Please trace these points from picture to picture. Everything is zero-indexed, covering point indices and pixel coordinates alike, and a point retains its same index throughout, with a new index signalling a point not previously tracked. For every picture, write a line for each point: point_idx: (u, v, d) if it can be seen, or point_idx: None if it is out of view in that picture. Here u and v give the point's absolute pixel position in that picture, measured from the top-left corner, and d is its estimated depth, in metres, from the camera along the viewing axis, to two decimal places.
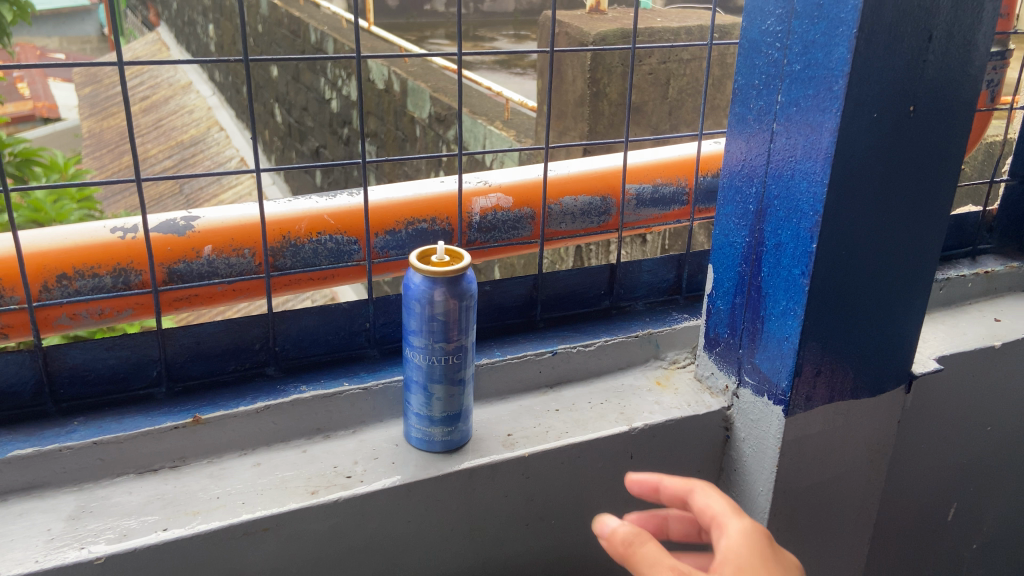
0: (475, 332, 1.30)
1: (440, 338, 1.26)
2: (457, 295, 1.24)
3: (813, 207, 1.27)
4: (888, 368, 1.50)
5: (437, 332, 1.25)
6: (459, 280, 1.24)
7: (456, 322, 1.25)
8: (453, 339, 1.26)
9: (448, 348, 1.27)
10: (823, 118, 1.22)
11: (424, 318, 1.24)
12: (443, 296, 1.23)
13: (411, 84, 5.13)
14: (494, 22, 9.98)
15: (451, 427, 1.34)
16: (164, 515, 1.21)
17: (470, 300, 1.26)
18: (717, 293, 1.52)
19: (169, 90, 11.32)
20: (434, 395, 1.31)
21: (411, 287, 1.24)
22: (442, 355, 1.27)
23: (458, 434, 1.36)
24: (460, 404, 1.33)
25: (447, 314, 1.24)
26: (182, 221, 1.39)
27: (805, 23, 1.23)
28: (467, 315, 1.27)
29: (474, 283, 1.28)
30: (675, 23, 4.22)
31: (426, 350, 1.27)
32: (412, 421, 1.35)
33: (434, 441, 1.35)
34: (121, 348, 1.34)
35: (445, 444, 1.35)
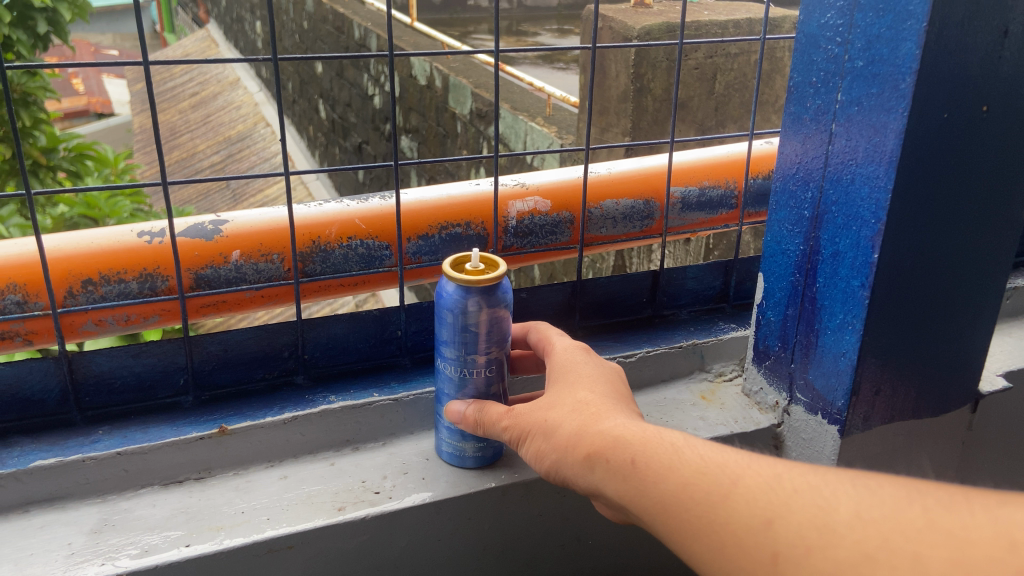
0: (509, 342, 1.23)
1: (474, 350, 1.20)
2: (491, 305, 1.17)
3: (875, 214, 1.18)
4: (954, 385, 1.40)
5: (468, 344, 1.19)
6: (493, 290, 1.17)
7: (490, 333, 1.19)
8: (487, 351, 1.20)
9: (481, 360, 1.21)
10: (888, 118, 1.13)
11: (457, 329, 1.18)
12: (476, 307, 1.17)
13: (453, 80, 5.08)
14: (539, 17, 9.90)
15: (484, 442, 1.28)
16: (187, 529, 1.17)
17: (504, 310, 1.20)
18: (768, 303, 1.43)
19: (218, 86, 11.44)
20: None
21: (443, 296, 1.18)
22: (476, 367, 1.21)
23: (490, 449, 1.29)
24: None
25: (481, 325, 1.18)
26: (210, 224, 1.35)
27: (869, 17, 1.14)
28: (502, 326, 1.20)
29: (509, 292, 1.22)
30: (723, 16, 4.10)
31: (458, 362, 1.21)
32: (442, 435, 1.29)
33: (465, 458, 1.29)
34: (148, 355, 1.30)
35: (478, 461, 1.29)
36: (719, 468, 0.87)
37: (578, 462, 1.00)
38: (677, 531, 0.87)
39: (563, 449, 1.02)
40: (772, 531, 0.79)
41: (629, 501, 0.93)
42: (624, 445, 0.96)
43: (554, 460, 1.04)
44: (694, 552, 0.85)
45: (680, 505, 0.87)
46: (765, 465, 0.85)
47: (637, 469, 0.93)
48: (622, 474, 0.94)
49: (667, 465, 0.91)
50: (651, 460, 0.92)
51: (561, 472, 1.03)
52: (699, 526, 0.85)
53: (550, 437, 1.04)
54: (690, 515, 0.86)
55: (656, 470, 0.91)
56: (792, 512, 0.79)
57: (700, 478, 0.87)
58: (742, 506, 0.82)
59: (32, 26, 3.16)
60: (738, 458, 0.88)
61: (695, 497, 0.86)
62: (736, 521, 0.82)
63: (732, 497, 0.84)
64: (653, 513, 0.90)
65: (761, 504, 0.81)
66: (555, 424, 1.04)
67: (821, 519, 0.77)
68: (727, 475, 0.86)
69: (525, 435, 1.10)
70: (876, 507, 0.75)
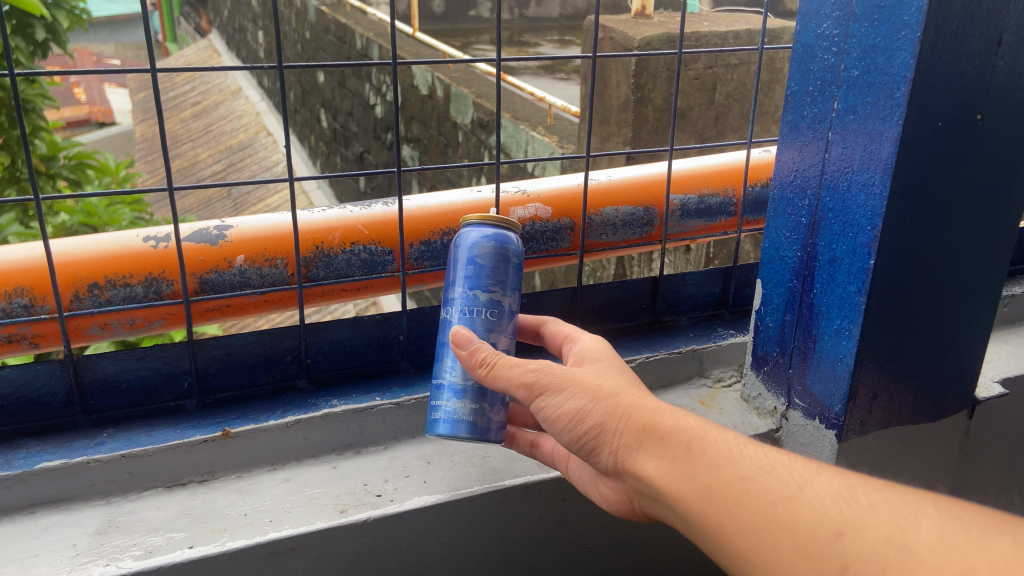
0: (516, 297, 1.18)
1: (480, 286, 1.16)
2: (502, 243, 1.17)
3: (872, 220, 1.19)
4: (951, 391, 1.41)
5: (475, 280, 1.15)
6: (505, 231, 1.18)
7: (497, 270, 1.16)
8: (495, 292, 1.16)
9: (485, 299, 1.16)
10: (883, 126, 1.15)
11: (465, 261, 1.16)
12: (487, 240, 1.17)
13: (454, 89, 5.10)
14: (540, 27, 9.94)
15: (478, 404, 1.15)
16: (191, 531, 1.18)
17: (515, 258, 1.18)
18: (766, 309, 1.45)
19: (219, 95, 11.48)
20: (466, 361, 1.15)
21: (458, 239, 1.19)
22: (481, 308, 1.15)
23: (485, 421, 1.16)
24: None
25: (490, 258, 1.16)
26: (215, 230, 1.37)
27: (864, 27, 1.16)
28: (512, 269, 1.18)
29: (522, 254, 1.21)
30: (723, 27, 4.14)
31: (464, 301, 1.16)
32: (438, 397, 1.17)
33: (456, 424, 1.15)
34: (152, 359, 1.32)
35: (470, 428, 1.15)
36: (779, 473, 0.89)
37: (629, 440, 0.97)
38: (723, 521, 0.89)
39: (615, 422, 0.98)
40: (842, 545, 0.80)
41: (671, 482, 0.93)
42: (682, 432, 0.95)
43: (597, 429, 0.99)
44: (737, 545, 0.87)
45: (735, 497, 0.89)
46: (832, 477, 0.87)
47: (692, 454, 0.93)
48: (672, 458, 0.94)
49: (725, 458, 0.92)
50: (710, 450, 0.93)
51: (597, 444, 1.00)
52: (753, 522, 0.86)
53: (603, 406, 0.99)
54: (744, 510, 0.88)
55: (713, 460, 0.92)
56: (865, 528, 0.80)
57: (761, 476, 0.89)
58: (808, 513, 0.84)
59: (30, 33, 3.17)
60: (804, 467, 0.90)
61: (753, 493, 0.88)
62: (803, 526, 0.83)
63: (799, 501, 0.85)
64: (695, 498, 0.91)
65: (830, 514, 0.83)
66: (611, 395, 0.99)
67: (898, 538, 0.78)
68: (793, 480, 0.88)
69: (564, 390, 1.01)
70: (959, 532, 0.76)
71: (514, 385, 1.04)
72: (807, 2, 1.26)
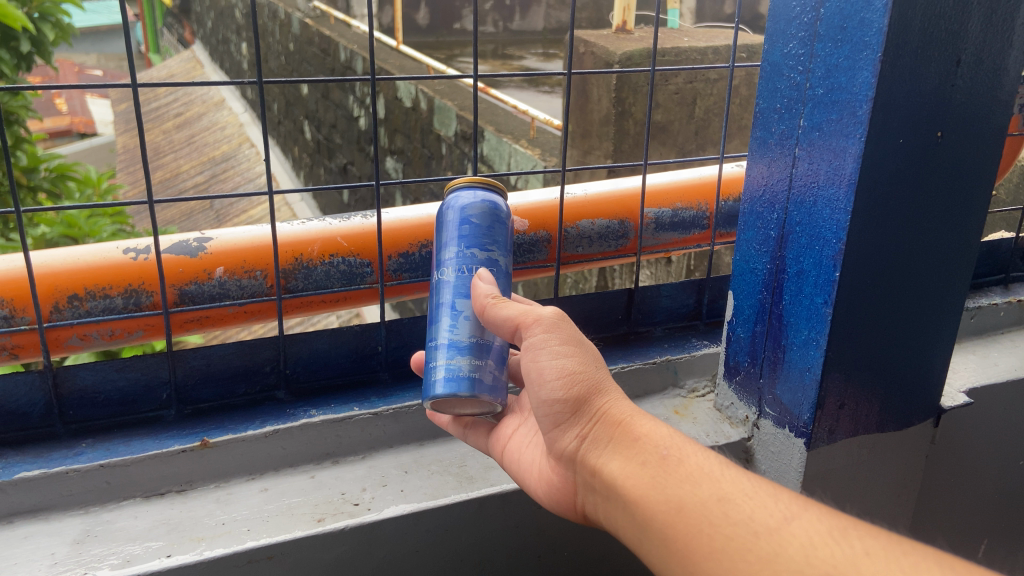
0: (509, 257, 1.18)
1: (476, 245, 1.15)
2: (492, 203, 1.18)
3: (837, 233, 1.23)
4: (916, 400, 1.45)
5: (469, 238, 1.15)
6: (492, 193, 1.20)
7: (491, 229, 1.16)
8: (490, 251, 1.16)
9: (480, 257, 1.15)
10: (847, 143, 1.19)
11: (459, 222, 1.16)
12: (479, 200, 1.17)
13: (437, 102, 5.13)
14: (525, 41, 10.02)
15: (479, 360, 1.10)
16: (169, 540, 1.19)
17: (504, 219, 1.19)
18: (738, 320, 1.48)
19: (202, 106, 11.44)
20: (465, 318, 1.12)
21: (446, 203, 1.19)
22: (477, 265, 1.14)
23: (486, 378, 1.11)
24: (491, 340, 1.12)
25: (484, 218, 1.16)
26: (194, 242, 1.39)
27: (828, 47, 1.20)
28: (503, 230, 1.18)
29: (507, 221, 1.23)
30: (702, 43, 4.20)
31: (459, 260, 1.14)
32: (434, 357, 1.12)
33: (458, 381, 1.09)
34: (131, 370, 1.34)
35: (472, 384, 1.09)
36: (767, 507, 0.90)
37: (604, 432, 1.02)
38: (691, 539, 0.92)
39: (597, 412, 1.02)
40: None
41: (636, 485, 0.97)
42: (658, 438, 1.00)
43: (579, 410, 1.02)
44: (706, 567, 0.90)
45: (709, 517, 0.92)
46: (816, 524, 0.87)
47: (666, 465, 0.97)
48: (640, 458, 0.99)
49: (700, 473, 0.96)
50: (684, 464, 0.97)
51: (571, 423, 1.03)
52: (726, 548, 0.89)
53: (592, 392, 1.03)
54: (717, 532, 0.90)
55: (688, 475, 0.96)
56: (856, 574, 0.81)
57: (738, 500, 0.92)
58: (798, 555, 0.85)
59: (15, 46, 3.13)
60: (792, 501, 0.91)
61: (728, 514, 0.91)
62: (788, 565, 0.85)
63: (786, 536, 0.87)
64: (662, 507, 0.94)
65: (820, 558, 0.83)
66: (601, 386, 1.04)
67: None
68: (777, 516, 0.89)
69: (561, 361, 1.03)
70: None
71: (510, 323, 1.05)
72: (774, 23, 1.31)
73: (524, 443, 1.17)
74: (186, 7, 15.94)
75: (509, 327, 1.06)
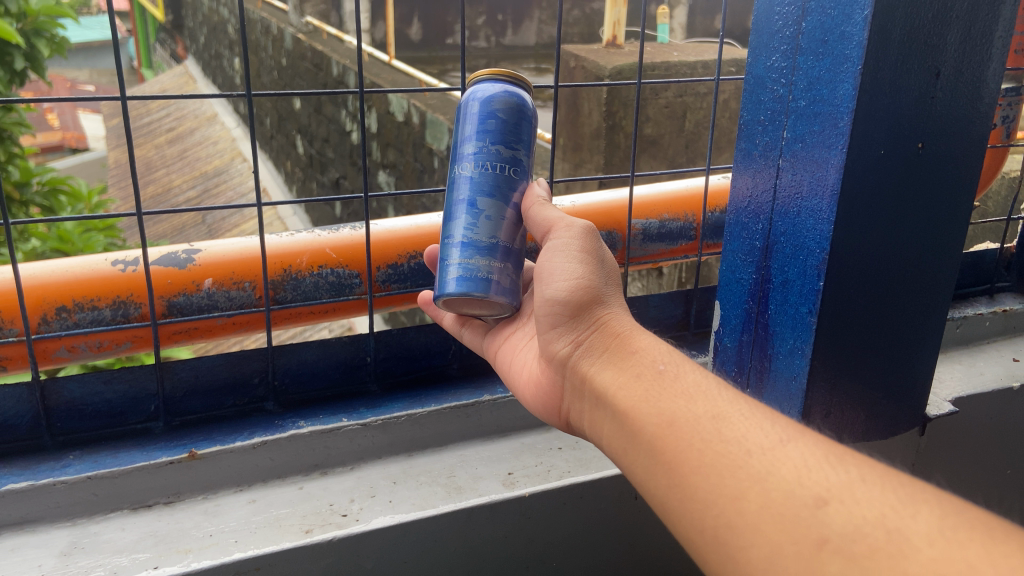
0: (530, 157, 1.20)
1: (500, 142, 1.16)
2: (518, 99, 1.18)
3: (820, 244, 1.24)
4: (902, 409, 1.46)
5: (494, 136, 1.16)
6: (518, 90, 1.20)
7: (516, 125, 1.17)
8: (512, 149, 1.17)
9: (503, 155, 1.16)
10: (829, 154, 1.21)
11: (484, 117, 1.16)
12: (504, 96, 1.17)
13: (429, 117, 5.15)
14: (517, 56, 10.07)
15: (496, 262, 1.13)
16: (156, 552, 1.18)
17: (530, 117, 1.20)
18: (725, 329, 1.49)
19: (194, 121, 11.43)
20: (486, 216, 1.14)
21: (471, 94, 1.19)
22: (498, 164, 1.16)
23: (502, 281, 1.14)
24: (508, 241, 1.16)
25: (510, 114, 1.17)
26: (183, 253, 1.40)
27: (810, 60, 1.22)
28: (527, 128, 1.19)
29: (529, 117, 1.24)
30: (691, 57, 4.25)
31: (481, 158, 1.15)
32: (452, 255, 1.14)
33: (476, 281, 1.12)
34: (119, 382, 1.34)
35: (488, 285, 1.12)
36: (762, 431, 0.87)
37: (600, 341, 1.02)
38: (681, 451, 0.88)
39: (596, 321, 1.03)
40: (824, 514, 0.77)
41: (625, 395, 0.96)
42: (656, 353, 0.99)
43: (579, 315, 1.03)
44: (693, 482, 0.86)
45: (703, 434, 0.87)
46: (812, 450, 0.83)
47: (663, 378, 0.95)
48: (633, 367, 0.98)
49: (695, 390, 0.93)
50: (680, 380, 0.94)
51: (568, 328, 1.04)
52: (716, 462, 0.85)
53: (594, 302, 1.03)
54: (709, 447, 0.86)
55: (683, 392, 0.93)
56: (850, 499, 0.77)
57: (731, 419, 0.88)
58: (790, 476, 0.81)
59: (9, 62, 3.07)
60: (788, 426, 0.88)
61: (721, 432, 0.87)
62: (780, 485, 0.81)
63: (780, 457, 0.83)
64: (653, 419, 0.91)
65: (813, 480, 0.80)
66: (605, 299, 1.05)
67: (891, 520, 0.74)
68: (772, 438, 0.85)
69: (572, 265, 1.06)
70: (960, 527, 0.72)
71: (546, 224, 1.12)
72: (756, 35, 1.32)
73: (523, 348, 1.19)
74: (179, 23, 15.96)
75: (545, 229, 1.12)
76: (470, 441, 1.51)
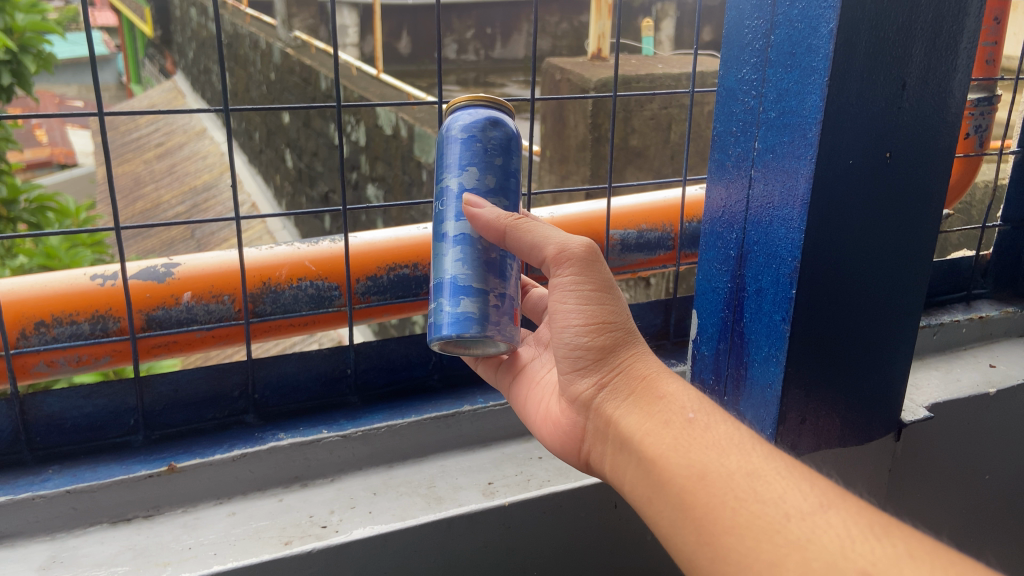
0: (462, 175, 1.15)
1: (438, 181, 1.19)
2: (446, 128, 1.19)
3: (792, 252, 1.26)
4: (877, 415, 1.48)
5: (437, 179, 1.21)
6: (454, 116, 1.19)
7: (443, 156, 1.18)
8: (448, 179, 1.17)
9: (438, 193, 1.19)
10: (798, 164, 1.23)
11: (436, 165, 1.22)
12: (442, 132, 1.20)
13: (417, 130, 5.16)
14: (506, 69, 10.12)
15: (438, 303, 1.15)
16: (134, 565, 1.19)
17: (454, 136, 1.16)
18: (702, 338, 1.51)
19: (183, 136, 11.43)
20: (444, 253, 1.16)
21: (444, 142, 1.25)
22: (438, 202, 1.19)
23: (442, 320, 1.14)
24: (466, 271, 1.13)
25: (440, 149, 1.19)
26: (162, 267, 1.40)
27: (779, 72, 1.24)
28: (454, 148, 1.16)
29: (484, 125, 1.16)
30: (675, 69, 4.30)
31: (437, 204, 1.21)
32: None
33: (438, 323, 1.15)
34: (98, 396, 1.35)
35: (435, 328, 1.15)
36: (801, 493, 0.88)
37: (625, 384, 1.04)
38: (712, 508, 0.90)
39: (620, 365, 1.05)
40: None
41: (651, 442, 0.98)
42: (685, 400, 1.01)
43: (603, 358, 1.05)
44: (726, 542, 0.88)
45: (741, 492, 0.90)
46: (853, 517, 0.84)
47: (694, 427, 0.98)
48: (661, 413, 1.01)
49: (727, 442, 0.96)
50: (708, 427, 0.97)
51: (591, 370, 1.06)
52: (753, 524, 0.87)
53: (618, 345, 1.05)
54: (744, 507, 0.88)
55: (715, 443, 0.95)
56: None
57: (764, 477, 0.90)
58: (833, 545, 0.82)
59: None
60: (828, 489, 0.89)
61: (757, 489, 0.89)
62: (822, 555, 0.81)
63: (822, 522, 0.84)
64: (683, 470, 0.94)
65: (858, 552, 0.81)
66: (628, 340, 1.06)
67: None
68: (812, 502, 0.87)
69: (585, 307, 1.05)
70: None
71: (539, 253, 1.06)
72: (727, 48, 1.35)
73: (542, 382, 1.21)
74: (167, 38, 15.97)
75: (539, 257, 1.06)
76: (451, 451, 1.52)
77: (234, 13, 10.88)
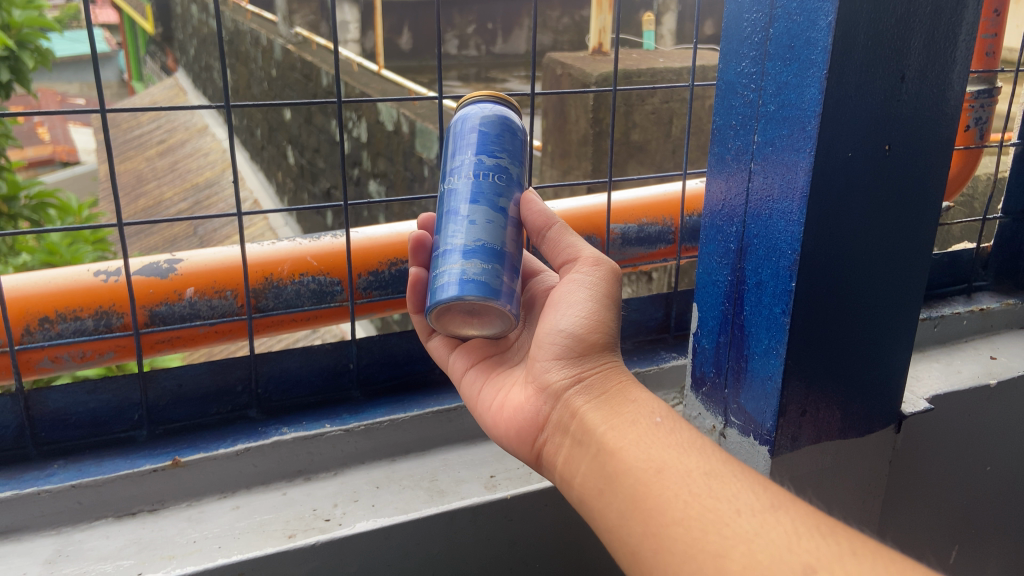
0: (500, 157, 1.15)
1: (459, 154, 1.17)
2: (479, 111, 1.19)
3: (791, 245, 1.26)
4: (877, 406, 1.49)
5: (454, 152, 1.17)
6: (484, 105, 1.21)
7: (474, 131, 1.16)
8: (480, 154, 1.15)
9: (461, 164, 1.16)
10: (798, 157, 1.23)
11: (450, 140, 1.19)
12: (468, 113, 1.19)
13: (419, 125, 5.16)
14: (507, 64, 10.12)
15: (454, 265, 1.08)
16: (140, 558, 1.20)
17: (494, 121, 1.18)
18: (703, 332, 1.51)
19: (185, 133, 11.43)
20: (463, 220, 1.11)
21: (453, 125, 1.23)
22: (459, 173, 1.15)
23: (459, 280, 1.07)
24: (491, 242, 1.10)
25: (468, 124, 1.17)
26: (165, 263, 1.42)
27: (778, 65, 1.24)
28: (493, 130, 1.17)
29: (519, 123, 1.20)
30: (676, 63, 4.30)
31: (447, 175, 1.17)
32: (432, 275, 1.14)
33: (448, 284, 1.07)
34: (103, 391, 1.36)
35: (447, 288, 1.07)
36: (753, 494, 0.90)
37: (601, 382, 1.05)
38: (662, 501, 0.91)
39: (600, 365, 1.06)
40: None
41: (618, 437, 0.99)
42: (654, 405, 1.03)
43: (587, 353, 1.06)
44: (670, 534, 0.89)
45: (694, 487, 0.91)
46: (802, 518, 0.87)
47: (660, 427, 0.99)
48: (630, 414, 1.02)
49: (690, 444, 0.97)
50: (674, 430, 0.99)
51: (572, 362, 1.06)
52: (702, 517, 0.88)
53: (604, 347, 1.08)
54: (696, 500, 0.90)
55: (676, 442, 0.97)
56: None
57: (713, 479, 0.92)
58: (779, 540, 0.84)
59: None
60: (778, 493, 0.91)
61: (708, 485, 0.91)
62: (771, 549, 0.83)
63: (770, 521, 0.86)
64: (641, 463, 0.95)
65: (803, 548, 0.83)
66: (611, 346, 1.09)
67: None
68: (763, 502, 0.89)
69: (590, 305, 1.09)
70: None
71: (572, 254, 1.15)
72: (727, 41, 1.35)
73: (497, 374, 1.19)
74: (167, 36, 15.96)
75: (571, 256, 1.15)
76: (453, 445, 1.53)
77: (235, 10, 10.89)
